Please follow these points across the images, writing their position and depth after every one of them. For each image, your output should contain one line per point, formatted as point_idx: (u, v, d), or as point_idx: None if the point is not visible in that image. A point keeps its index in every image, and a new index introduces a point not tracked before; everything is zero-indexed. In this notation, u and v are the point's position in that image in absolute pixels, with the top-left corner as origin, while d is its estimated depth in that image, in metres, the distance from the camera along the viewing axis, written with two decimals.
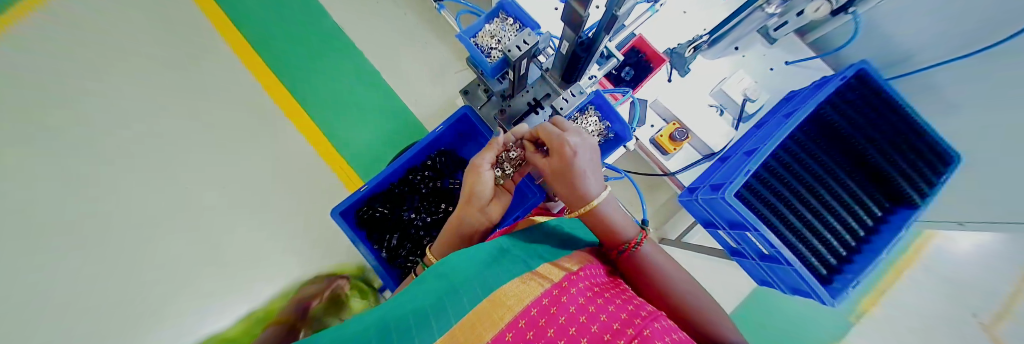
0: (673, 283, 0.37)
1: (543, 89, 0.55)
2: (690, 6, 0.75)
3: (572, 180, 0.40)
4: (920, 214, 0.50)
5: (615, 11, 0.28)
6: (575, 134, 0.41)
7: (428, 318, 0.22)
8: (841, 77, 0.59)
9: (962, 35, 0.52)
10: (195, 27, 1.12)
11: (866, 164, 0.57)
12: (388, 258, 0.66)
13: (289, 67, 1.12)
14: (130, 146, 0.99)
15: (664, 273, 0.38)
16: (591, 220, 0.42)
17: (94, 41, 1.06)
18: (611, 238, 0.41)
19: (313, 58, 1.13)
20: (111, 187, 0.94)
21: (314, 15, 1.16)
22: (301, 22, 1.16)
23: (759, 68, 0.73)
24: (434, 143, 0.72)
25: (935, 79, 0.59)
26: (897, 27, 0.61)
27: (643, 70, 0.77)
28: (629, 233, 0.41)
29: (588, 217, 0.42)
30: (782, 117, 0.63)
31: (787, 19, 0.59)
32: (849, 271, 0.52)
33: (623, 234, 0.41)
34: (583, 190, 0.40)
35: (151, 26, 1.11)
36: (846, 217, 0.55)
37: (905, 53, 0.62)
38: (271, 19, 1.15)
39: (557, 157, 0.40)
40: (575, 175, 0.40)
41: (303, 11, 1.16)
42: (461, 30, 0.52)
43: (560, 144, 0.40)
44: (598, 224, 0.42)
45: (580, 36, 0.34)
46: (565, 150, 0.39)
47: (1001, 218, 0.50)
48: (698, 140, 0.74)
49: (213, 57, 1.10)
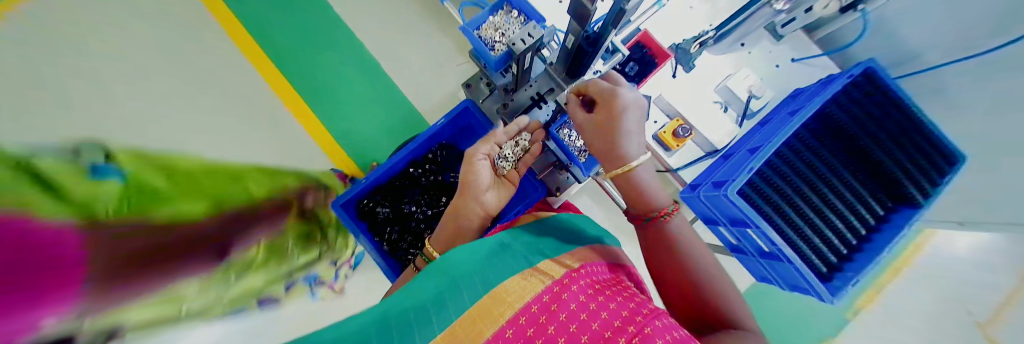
0: (696, 261, 0.38)
1: (547, 84, 0.55)
2: (696, 1, 0.74)
3: (614, 136, 0.41)
4: (922, 214, 0.50)
5: (623, 5, 0.28)
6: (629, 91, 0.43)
7: (428, 314, 0.22)
8: (848, 75, 0.58)
9: (978, 33, 0.51)
10: None
11: (870, 163, 0.56)
12: (389, 251, 0.67)
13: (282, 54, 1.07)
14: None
15: (688, 250, 0.39)
16: (622, 183, 0.42)
17: None
18: (644, 206, 0.42)
19: (310, 47, 1.10)
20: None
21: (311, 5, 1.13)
22: (297, 10, 1.12)
23: (765, 65, 0.72)
24: (434, 136, 0.72)
25: (940, 79, 0.58)
26: (905, 25, 0.60)
27: (648, 65, 0.72)
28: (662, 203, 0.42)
29: (624, 179, 0.42)
30: (786, 115, 0.62)
31: (794, 16, 0.59)
32: (849, 270, 0.53)
33: (655, 204, 0.41)
34: (625, 149, 0.41)
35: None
36: (848, 216, 0.54)
37: (911, 52, 0.61)
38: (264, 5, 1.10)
39: (608, 108, 0.42)
40: (618, 131, 0.41)
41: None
42: (465, 21, 0.51)
43: (616, 96, 0.41)
44: (631, 189, 0.42)
45: (586, 30, 0.34)
46: (621, 101, 0.41)
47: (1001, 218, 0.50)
48: (701, 136, 0.74)
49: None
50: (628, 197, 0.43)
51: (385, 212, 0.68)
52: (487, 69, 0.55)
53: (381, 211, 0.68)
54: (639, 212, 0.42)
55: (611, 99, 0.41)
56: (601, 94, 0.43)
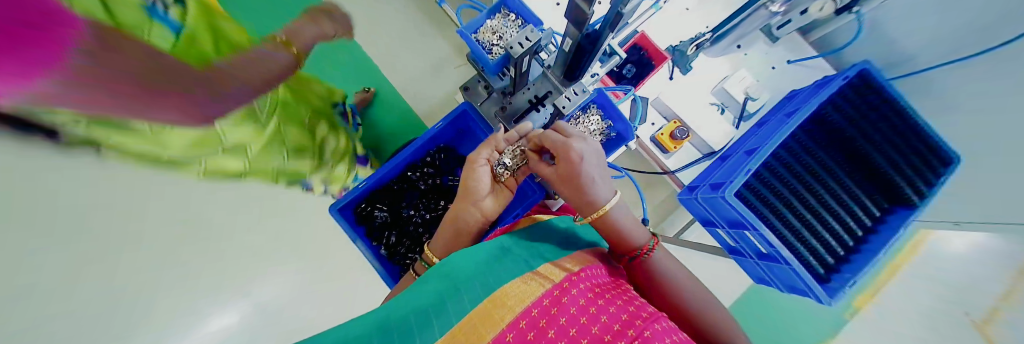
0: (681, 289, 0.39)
1: (544, 87, 0.54)
2: (693, 3, 0.74)
3: (582, 187, 0.41)
4: (919, 215, 0.51)
5: (621, 8, 0.28)
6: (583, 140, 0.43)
7: (429, 319, 0.22)
8: (843, 77, 0.58)
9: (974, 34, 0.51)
10: None
11: (866, 164, 0.57)
12: (387, 255, 0.66)
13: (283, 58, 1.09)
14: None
15: (671, 279, 0.39)
16: (602, 226, 0.43)
17: None
18: (624, 243, 0.41)
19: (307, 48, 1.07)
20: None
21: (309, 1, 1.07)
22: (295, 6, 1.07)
23: (762, 66, 0.73)
24: (433, 139, 0.72)
25: (934, 80, 0.58)
26: (901, 25, 0.60)
27: (646, 66, 0.74)
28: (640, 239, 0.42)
29: (601, 223, 0.42)
30: (783, 116, 0.63)
31: (789, 17, 0.59)
32: (846, 271, 0.53)
33: (635, 239, 0.41)
34: (593, 196, 0.42)
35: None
36: (845, 217, 0.55)
37: (908, 55, 0.61)
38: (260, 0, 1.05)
39: (565, 165, 0.41)
40: (584, 182, 0.41)
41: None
42: (463, 25, 0.51)
43: (569, 150, 0.41)
44: (609, 232, 0.42)
45: (584, 32, 0.34)
46: (575, 155, 0.40)
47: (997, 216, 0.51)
48: (699, 138, 0.74)
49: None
50: (609, 238, 0.43)
51: (382, 216, 0.68)
52: (485, 73, 0.55)
53: (377, 215, 0.68)
54: (622, 250, 0.42)
55: (566, 155, 0.41)
56: (555, 147, 0.42)
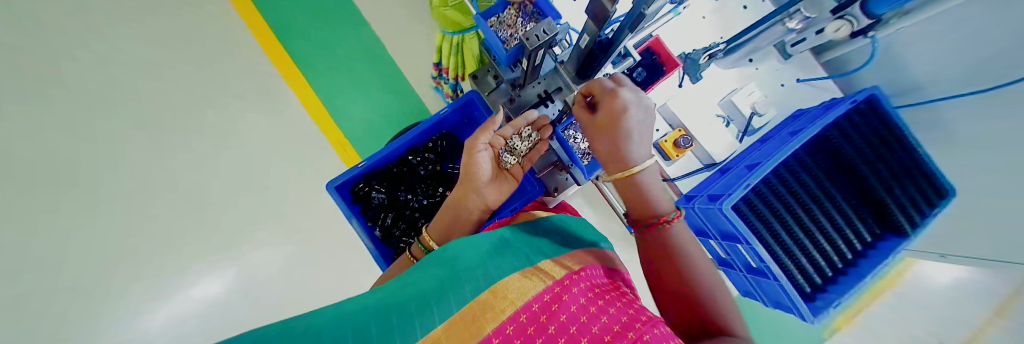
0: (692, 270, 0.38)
1: (555, 81, 0.53)
2: (710, 12, 0.73)
3: (620, 141, 0.41)
4: (909, 243, 0.51)
5: (643, 10, 0.27)
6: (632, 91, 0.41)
7: (429, 305, 0.21)
8: (851, 101, 0.59)
9: (984, 67, 0.50)
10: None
11: (863, 190, 0.57)
12: (381, 237, 0.66)
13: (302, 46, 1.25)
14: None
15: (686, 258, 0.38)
16: (624, 185, 0.43)
17: None
18: (646, 209, 0.42)
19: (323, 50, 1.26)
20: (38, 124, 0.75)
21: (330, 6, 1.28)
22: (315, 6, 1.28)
23: (770, 83, 0.73)
24: (438, 124, 0.71)
25: (938, 113, 0.59)
26: (913, 53, 0.60)
27: (656, 73, 0.71)
28: (662, 210, 0.42)
29: (625, 180, 0.42)
30: (787, 134, 0.63)
31: (805, 36, 0.59)
32: (832, 292, 0.54)
33: (656, 209, 0.42)
34: (623, 149, 0.41)
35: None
36: (836, 240, 0.55)
37: (914, 83, 0.62)
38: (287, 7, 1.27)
39: (606, 109, 0.40)
40: (625, 138, 0.40)
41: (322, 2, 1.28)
42: (478, 12, 0.50)
43: (613, 97, 0.40)
44: (630, 189, 0.42)
45: (603, 31, 0.33)
46: (616, 104, 0.39)
47: (990, 256, 0.51)
48: (700, 149, 0.75)
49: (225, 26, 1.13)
50: (629, 198, 0.43)
51: (379, 198, 0.66)
52: (497, 62, 0.54)
53: (375, 196, 0.66)
54: (642, 216, 0.43)
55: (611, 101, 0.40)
56: (602, 92, 0.42)
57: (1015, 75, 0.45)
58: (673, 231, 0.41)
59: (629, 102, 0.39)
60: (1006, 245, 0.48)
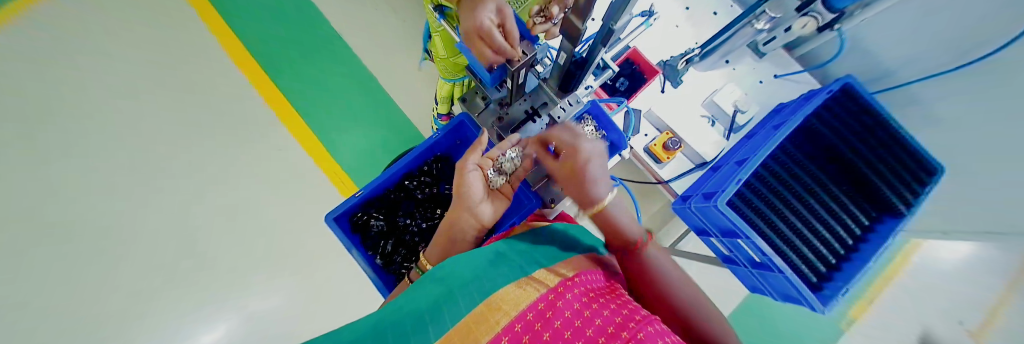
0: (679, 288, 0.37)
1: (540, 98, 0.56)
2: (682, 20, 0.77)
3: (585, 184, 0.40)
4: (906, 221, 0.52)
5: (611, 25, 0.29)
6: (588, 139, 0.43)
7: (425, 324, 0.22)
8: (827, 91, 0.60)
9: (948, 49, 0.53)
10: (197, 45, 1.17)
11: (854, 175, 0.58)
12: (382, 265, 0.65)
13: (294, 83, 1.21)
14: (134, 161, 1.02)
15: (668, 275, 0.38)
16: (602, 221, 0.42)
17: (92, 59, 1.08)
18: (621, 238, 0.41)
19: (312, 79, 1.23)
20: (62, 203, 0.91)
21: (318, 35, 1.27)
22: (301, 32, 1.26)
23: (750, 80, 0.76)
24: (431, 148, 0.72)
25: (914, 94, 0.61)
26: (878, 42, 0.64)
27: (637, 80, 0.78)
28: (635, 234, 0.41)
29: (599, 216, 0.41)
30: (771, 128, 0.65)
31: (775, 35, 0.63)
32: (838, 279, 0.54)
33: (629, 235, 0.41)
34: (594, 191, 0.40)
35: (151, 45, 1.15)
36: (834, 225, 0.56)
37: (888, 68, 0.65)
38: (272, 30, 1.25)
39: (572, 161, 0.41)
40: (587, 178, 0.40)
41: (309, 30, 1.27)
42: (460, 39, 0.49)
43: (574, 150, 0.41)
44: (607, 224, 0.42)
45: (578, 48, 0.35)
46: (579, 158, 0.40)
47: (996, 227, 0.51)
48: (690, 149, 0.76)
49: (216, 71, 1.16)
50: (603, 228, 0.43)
51: (378, 225, 0.67)
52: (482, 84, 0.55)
53: (374, 224, 0.67)
54: (620, 244, 0.42)
55: (573, 153, 0.41)
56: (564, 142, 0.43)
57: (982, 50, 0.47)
58: (651, 255, 0.40)
59: (588, 151, 0.41)
60: (1004, 216, 0.49)
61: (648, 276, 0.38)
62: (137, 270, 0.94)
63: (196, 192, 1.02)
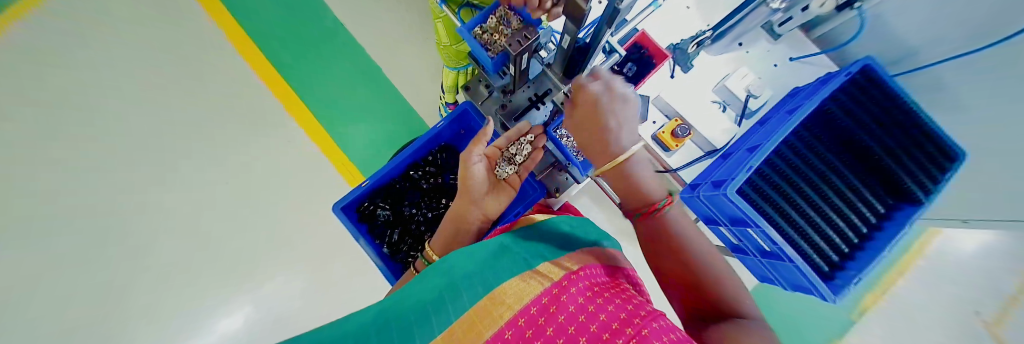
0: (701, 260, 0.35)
1: (544, 84, 0.55)
2: (693, 1, 0.74)
3: (604, 132, 0.40)
4: (925, 209, 0.50)
5: (616, 4, 0.27)
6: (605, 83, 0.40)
7: (428, 315, 0.22)
8: (845, 73, 0.58)
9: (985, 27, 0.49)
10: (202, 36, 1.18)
11: (872, 162, 0.56)
12: (390, 253, 0.66)
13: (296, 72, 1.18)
14: (150, 154, 1.05)
15: (686, 246, 0.36)
16: (619, 178, 0.41)
17: (104, 53, 1.11)
18: (639, 199, 0.40)
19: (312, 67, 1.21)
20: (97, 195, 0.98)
21: (312, 18, 1.22)
22: (297, 15, 1.21)
23: (762, 63, 0.73)
24: (435, 138, 0.72)
25: (937, 77, 0.59)
26: (899, 20, 0.61)
27: (647, 65, 0.70)
28: (655, 196, 0.39)
29: (617, 173, 0.40)
30: (784, 113, 0.63)
31: (791, 14, 0.60)
32: (851, 269, 0.53)
33: (647, 196, 0.39)
34: (609, 141, 0.40)
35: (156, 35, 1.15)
36: (848, 214, 0.54)
37: (911, 48, 0.62)
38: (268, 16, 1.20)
39: (584, 103, 0.40)
40: (598, 125, 0.40)
41: (304, 13, 1.22)
42: (462, 24, 0.48)
43: (586, 90, 0.40)
44: (625, 182, 0.40)
45: (581, 31, 0.33)
46: (591, 97, 0.39)
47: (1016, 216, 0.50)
48: (700, 136, 0.74)
49: (221, 62, 1.16)
50: (622, 190, 0.41)
51: (385, 215, 0.68)
52: (485, 71, 0.54)
53: (381, 213, 0.68)
54: (637, 207, 0.41)
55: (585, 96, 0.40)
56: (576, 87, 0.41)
57: (1011, 29, 0.44)
58: (668, 217, 0.38)
59: (603, 94, 0.39)
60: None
61: (672, 243, 0.37)
62: (159, 258, 0.98)
63: (210, 183, 1.05)
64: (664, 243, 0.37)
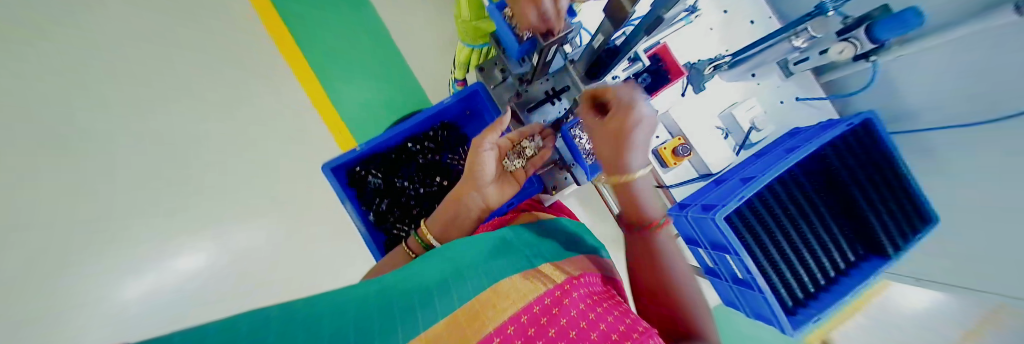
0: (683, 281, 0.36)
1: (563, 79, 0.54)
2: (717, 23, 0.74)
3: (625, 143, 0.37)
4: (891, 264, 0.54)
5: (661, 13, 0.27)
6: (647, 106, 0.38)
7: (431, 298, 0.21)
8: (846, 123, 0.59)
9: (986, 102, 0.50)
10: None
11: (852, 213, 0.59)
12: (375, 222, 0.65)
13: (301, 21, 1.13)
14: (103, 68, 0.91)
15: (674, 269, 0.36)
16: (626, 195, 0.40)
17: None
18: (639, 214, 0.40)
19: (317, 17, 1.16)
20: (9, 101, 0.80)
21: None
22: None
23: (769, 99, 0.74)
24: (439, 114, 0.69)
25: (927, 141, 0.61)
26: (906, 81, 0.62)
27: (661, 79, 0.70)
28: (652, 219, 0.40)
29: (624, 190, 0.40)
30: (783, 151, 0.64)
31: (807, 55, 0.60)
32: (812, 307, 0.56)
33: (648, 215, 0.40)
34: (630, 164, 0.38)
35: None
36: (821, 257, 0.57)
37: (912, 110, 0.63)
38: None
39: (620, 119, 0.37)
40: (629, 144, 0.37)
41: None
42: (491, 2, 0.46)
43: (630, 107, 0.37)
44: (629, 200, 0.40)
45: (616, 32, 0.33)
46: (632, 117, 0.36)
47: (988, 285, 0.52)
48: (698, 158, 0.76)
49: None
50: (625, 204, 0.41)
51: (376, 183, 0.66)
52: (506, 56, 0.53)
53: (372, 181, 0.67)
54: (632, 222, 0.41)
55: (624, 110, 0.37)
56: (619, 100, 0.38)
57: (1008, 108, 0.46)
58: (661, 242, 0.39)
59: (644, 118, 0.37)
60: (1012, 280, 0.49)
61: (650, 262, 0.37)
62: None
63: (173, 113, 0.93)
64: (654, 258, 0.37)
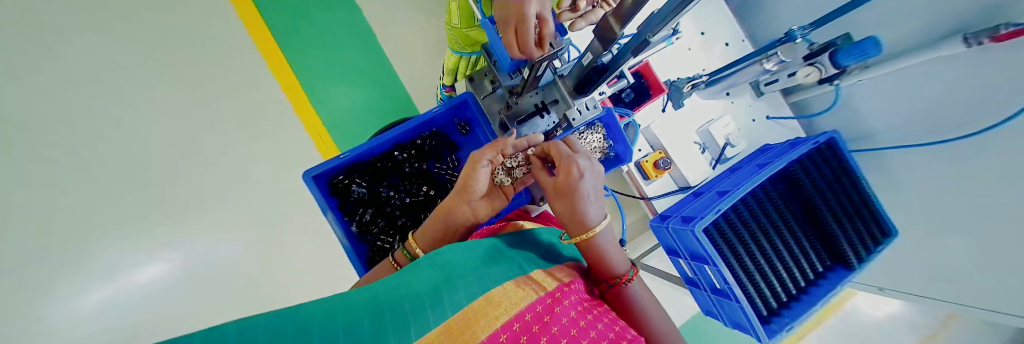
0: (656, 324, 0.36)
1: (552, 93, 0.55)
2: (695, 44, 0.78)
3: (576, 200, 0.40)
4: (854, 274, 0.58)
5: (648, 36, 0.28)
6: (584, 158, 0.41)
7: (423, 308, 0.21)
8: (813, 141, 0.63)
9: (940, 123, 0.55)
10: None
11: (818, 225, 0.63)
12: (357, 233, 0.63)
13: (284, 17, 1.07)
14: None
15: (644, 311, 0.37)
16: (588, 249, 0.41)
17: None
18: (604, 270, 0.40)
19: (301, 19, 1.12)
20: None
21: None
22: None
23: (744, 116, 0.78)
24: (427, 123, 0.69)
25: (879, 160, 0.67)
26: (865, 101, 0.68)
27: (643, 95, 0.75)
28: (620, 269, 0.40)
29: (587, 244, 0.40)
30: (755, 166, 0.68)
31: (778, 77, 0.66)
32: (786, 316, 0.58)
33: (614, 268, 0.40)
34: (583, 214, 0.40)
35: None
36: (792, 267, 0.60)
37: (868, 131, 0.70)
38: None
39: (564, 176, 0.40)
40: (578, 196, 0.40)
41: None
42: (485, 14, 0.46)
43: (569, 163, 0.40)
44: (593, 255, 0.40)
45: (606, 52, 0.34)
46: (573, 171, 0.39)
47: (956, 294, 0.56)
48: (678, 172, 0.79)
49: None
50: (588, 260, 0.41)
51: (360, 192, 0.64)
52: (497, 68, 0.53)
53: (355, 190, 0.64)
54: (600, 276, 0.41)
55: (566, 166, 0.40)
56: (559, 155, 0.42)
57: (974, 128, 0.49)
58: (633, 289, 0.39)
59: (584, 168, 0.40)
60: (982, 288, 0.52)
61: (637, 317, 0.37)
62: None
63: None
64: (627, 304, 0.38)
